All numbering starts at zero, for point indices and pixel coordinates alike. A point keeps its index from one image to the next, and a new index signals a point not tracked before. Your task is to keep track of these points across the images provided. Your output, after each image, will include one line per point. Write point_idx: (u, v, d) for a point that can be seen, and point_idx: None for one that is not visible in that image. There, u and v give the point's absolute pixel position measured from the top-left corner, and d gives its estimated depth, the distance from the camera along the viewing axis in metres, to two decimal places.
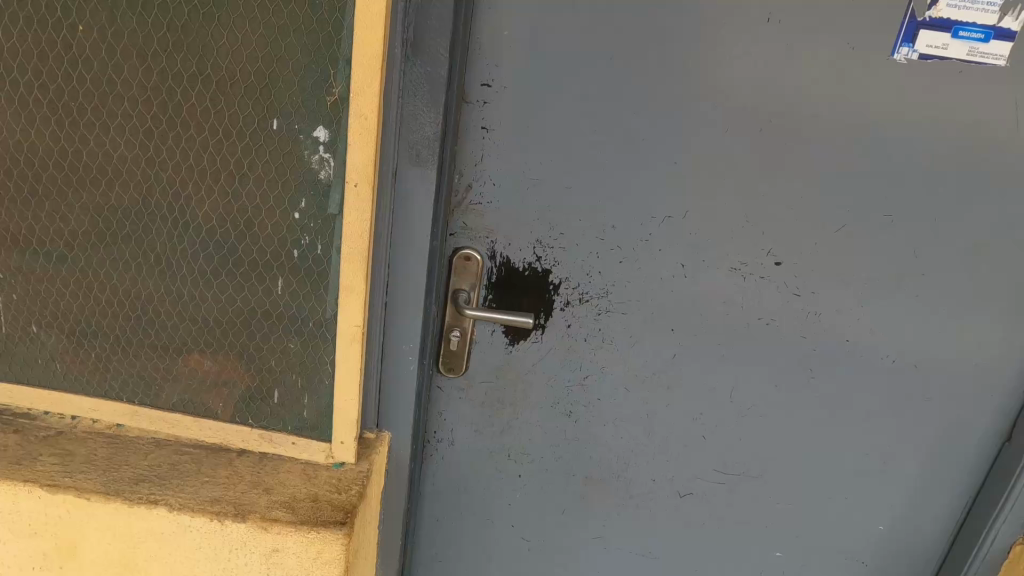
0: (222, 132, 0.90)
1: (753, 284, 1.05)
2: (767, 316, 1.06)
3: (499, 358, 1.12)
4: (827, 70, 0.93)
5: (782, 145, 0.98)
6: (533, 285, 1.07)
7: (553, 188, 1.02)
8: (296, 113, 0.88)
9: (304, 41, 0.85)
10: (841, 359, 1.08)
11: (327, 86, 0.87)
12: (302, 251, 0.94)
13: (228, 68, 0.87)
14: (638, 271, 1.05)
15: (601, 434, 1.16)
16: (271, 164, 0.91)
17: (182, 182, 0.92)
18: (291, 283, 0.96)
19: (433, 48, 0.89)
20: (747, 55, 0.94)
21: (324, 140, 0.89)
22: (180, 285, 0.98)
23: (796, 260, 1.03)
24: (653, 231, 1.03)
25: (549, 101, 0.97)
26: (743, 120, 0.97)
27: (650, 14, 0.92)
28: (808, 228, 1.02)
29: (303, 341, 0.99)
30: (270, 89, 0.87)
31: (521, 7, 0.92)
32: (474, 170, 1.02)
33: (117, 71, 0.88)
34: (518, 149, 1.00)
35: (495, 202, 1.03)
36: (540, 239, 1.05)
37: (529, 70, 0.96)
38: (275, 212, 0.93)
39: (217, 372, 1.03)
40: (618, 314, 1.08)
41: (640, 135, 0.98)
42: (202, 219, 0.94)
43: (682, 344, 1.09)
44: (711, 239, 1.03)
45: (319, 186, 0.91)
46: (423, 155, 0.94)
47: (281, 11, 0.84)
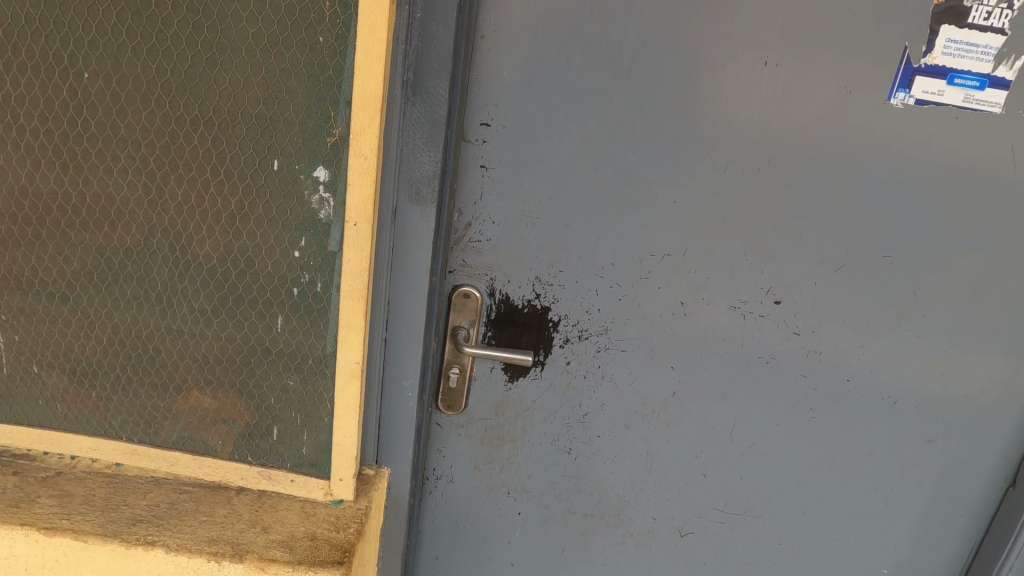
0: (223, 172, 0.90)
1: (753, 322, 1.05)
2: (767, 354, 1.06)
3: (499, 395, 1.11)
4: (823, 113, 0.95)
5: (780, 185, 0.99)
6: (532, 323, 1.07)
7: (553, 226, 1.02)
8: (297, 153, 0.89)
9: (305, 84, 0.86)
10: (842, 397, 1.08)
11: (328, 126, 0.88)
12: (302, 289, 0.94)
13: (231, 111, 0.88)
14: (637, 309, 1.05)
15: (601, 472, 1.15)
16: (272, 204, 0.91)
17: (183, 223, 0.93)
18: (290, 321, 0.96)
19: (432, 88, 0.90)
20: (745, 97, 0.95)
21: (325, 180, 0.89)
22: (180, 324, 0.98)
23: (796, 299, 1.04)
24: (653, 269, 1.03)
25: (548, 141, 0.98)
26: (742, 161, 0.98)
27: (649, 58, 0.93)
28: (808, 266, 1.02)
29: (302, 379, 0.99)
30: (271, 129, 0.88)
31: (520, 48, 0.94)
32: (473, 208, 1.02)
33: (122, 115, 0.89)
34: (517, 188, 1.01)
35: (494, 239, 1.04)
36: (539, 276, 1.05)
37: (528, 110, 0.97)
38: (275, 250, 0.93)
39: (216, 410, 1.02)
40: (617, 351, 1.08)
41: (639, 175, 0.99)
42: (204, 259, 0.94)
43: (682, 381, 1.09)
44: (710, 277, 1.03)
45: (319, 225, 0.91)
46: (423, 193, 0.94)
47: (283, 55, 0.85)
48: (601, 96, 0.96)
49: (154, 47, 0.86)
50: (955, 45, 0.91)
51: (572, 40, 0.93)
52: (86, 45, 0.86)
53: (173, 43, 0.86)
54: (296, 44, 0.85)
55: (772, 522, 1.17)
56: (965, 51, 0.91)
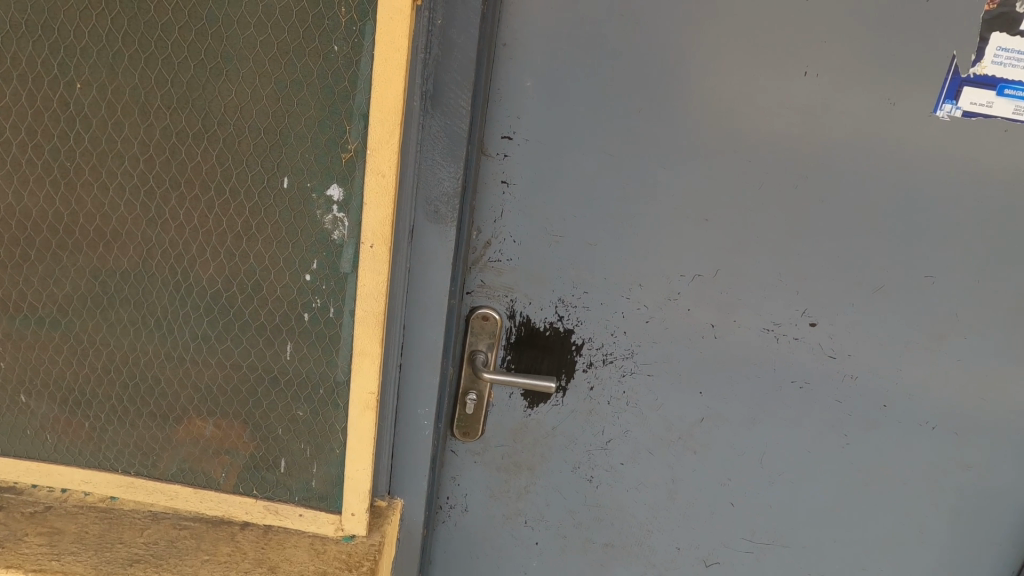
0: (228, 191, 0.84)
1: (786, 345, 1.00)
2: (800, 379, 1.01)
3: (517, 421, 1.06)
4: (864, 125, 0.90)
5: (817, 201, 0.94)
6: (554, 346, 1.02)
7: (577, 244, 0.97)
8: (308, 170, 0.83)
9: (319, 96, 0.80)
10: (877, 422, 1.02)
11: (342, 141, 0.82)
12: (313, 314, 0.88)
13: (237, 125, 0.81)
14: (665, 331, 1.00)
15: (623, 500, 1.10)
16: (281, 224, 0.84)
17: (185, 244, 0.86)
18: (300, 348, 0.89)
19: (452, 99, 0.85)
20: (782, 108, 0.90)
21: (338, 199, 0.83)
22: (180, 351, 0.91)
23: (832, 321, 0.98)
24: (682, 289, 0.98)
25: (573, 154, 0.93)
26: (778, 176, 0.93)
27: (682, 67, 0.89)
28: (845, 287, 0.97)
29: (312, 409, 0.92)
30: (281, 144, 0.82)
31: (544, 57, 0.89)
32: (493, 226, 0.97)
33: (117, 129, 0.82)
34: (539, 205, 0.95)
35: (515, 259, 0.98)
36: (562, 298, 0.99)
37: (552, 122, 0.92)
38: (285, 273, 0.86)
39: (218, 441, 0.95)
40: (643, 375, 1.02)
41: (669, 190, 0.94)
42: (207, 282, 0.87)
43: (709, 406, 1.03)
44: (741, 298, 0.98)
45: (331, 245, 0.85)
46: (442, 212, 0.89)
47: (294, 65, 0.79)
48: (630, 107, 0.90)
49: (152, 55, 0.79)
50: (1005, 53, 0.86)
51: (600, 48, 0.88)
52: (79, 53, 0.80)
53: (173, 51, 0.79)
54: (308, 53, 0.79)
55: (801, 552, 1.11)
56: (1017, 60, 0.86)
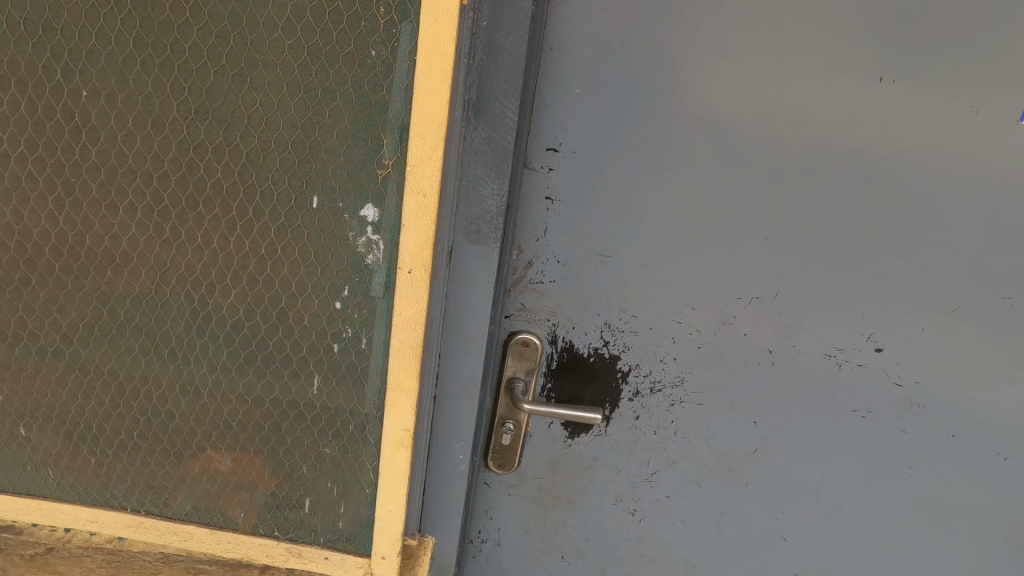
0: (252, 211, 0.75)
1: (848, 372, 0.92)
2: (862, 408, 0.94)
3: (556, 452, 0.99)
4: (943, 136, 0.83)
5: (888, 219, 0.86)
6: (598, 373, 0.95)
7: (625, 264, 0.90)
8: (340, 188, 0.75)
9: (353, 107, 0.72)
10: (944, 453, 0.95)
11: (378, 157, 0.74)
12: (343, 345, 0.80)
13: (261, 138, 0.73)
14: (719, 358, 0.93)
15: (667, 534, 1.03)
16: (310, 247, 0.77)
17: (203, 269, 0.78)
18: (328, 382, 0.82)
19: (498, 110, 0.78)
20: (853, 117, 0.83)
21: (373, 221, 0.76)
22: (197, 385, 0.83)
23: (900, 346, 0.91)
24: (738, 313, 0.91)
25: (623, 167, 0.86)
26: (846, 191, 0.86)
27: (744, 73, 0.82)
28: (915, 310, 0.89)
29: (340, 447, 0.85)
30: (310, 160, 0.74)
31: (595, 62, 0.82)
32: (535, 245, 0.90)
33: (128, 142, 0.74)
34: (586, 222, 0.88)
35: (558, 280, 0.91)
36: (607, 322, 0.92)
37: (602, 133, 0.85)
38: (313, 301, 0.78)
39: (237, 477, 0.88)
40: (693, 405, 0.95)
41: (726, 206, 0.87)
42: (227, 311, 0.79)
43: (764, 437, 0.96)
44: (802, 322, 0.91)
45: (365, 271, 0.77)
46: (484, 231, 0.82)
47: (326, 72, 0.71)
48: (687, 117, 0.83)
49: (167, 60, 0.71)
50: None
51: (657, 52, 0.81)
52: (85, 57, 0.71)
53: (191, 55, 0.71)
54: (342, 58, 0.71)
55: None
56: None
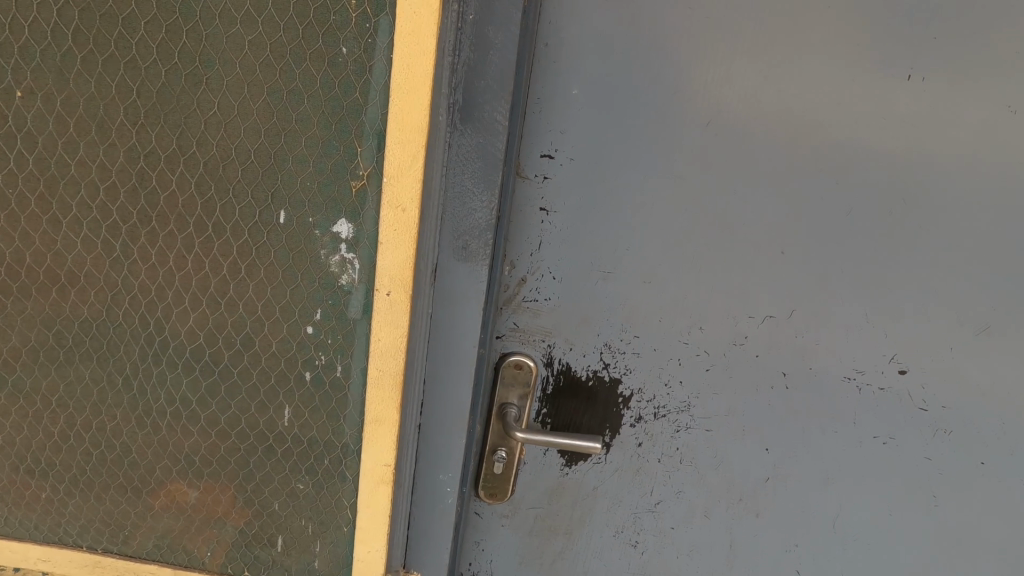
0: (211, 227, 0.67)
1: (870, 396, 0.85)
2: (884, 434, 0.86)
3: (552, 481, 0.91)
4: (975, 140, 0.75)
5: (915, 231, 0.79)
6: (597, 398, 0.87)
7: (628, 280, 0.82)
8: (310, 201, 0.67)
9: (322, 111, 0.64)
10: (973, 482, 0.88)
11: (352, 167, 0.66)
12: (316, 374, 0.72)
13: (220, 145, 0.65)
14: (729, 381, 0.85)
15: (672, 567, 0.95)
16: (277, 267, 0.69)
17: (159, 291, 0.70)
18: (300, 414, 0.74)
19: (487, 114, 0.70)
20: (879, 120, 0.75)
21: (347, 237, 0.68)
22: (155, 417, 0.75)
23: (926, 368, 0.83)
24: (750, 333, 0.83)
25: (625, 175, 0.78)
26: (870, 201, 0.78)
27: (759, 71, 0.74)
28: (943, 330, 0.82)
29: (315, 482, 0.77)
30: (275, 171, 0.66)
31: (594, 60, 0.74)
32: (529, 260, 0.82)
33: (71, 149, 0.65)
34: (585, 235, 0.81)
35: (554, 298, 0.83)
36: (608, 343, 0.85)
37: (601, 138, 0.77)
38: (282, 325, 0.70)
39: (204, 513, 0.79)
40: (700, 432, 0.88)
41: (739, 217, 0.79)
42: (187, 337, 0.71)
43: (778, 465, 0.89)
44: (821, 343, 0.83)
45: (339, 293, 0.69)
46: (472, 247, 0.74)
47: (292, 72, 0.63)
48: (695, 119, 0.76)
49: (113, 57, 0.63)
50: None
51: (664, 47, 0.74)
52: (19, 53, 0.63)
53: (139, 53, 0.63)
54: (309, 56, 0.63)
55: None
56: None
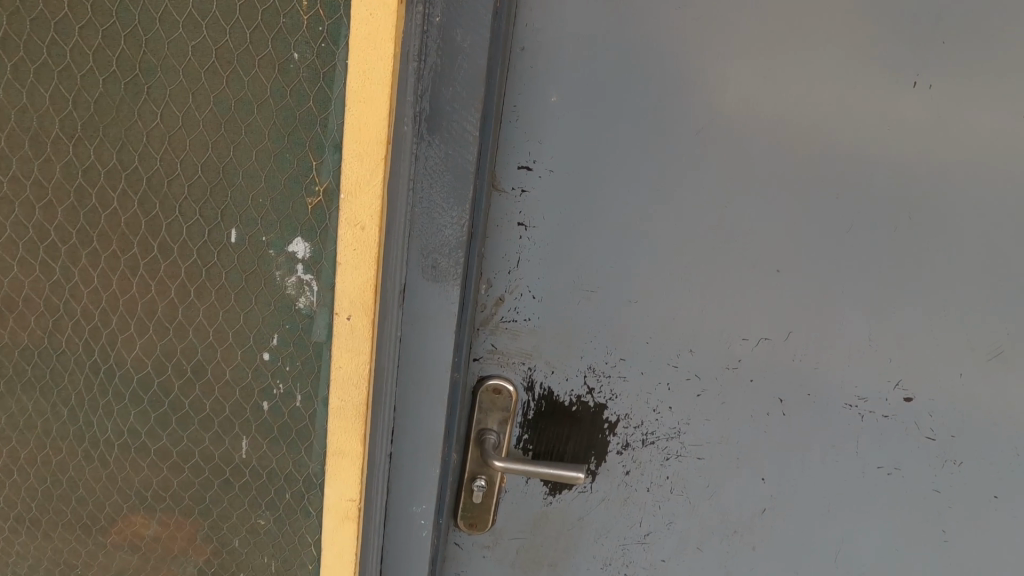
0: (157, 247, 0.62)
1: (873, 425, 0.79)
2: (889, 464, 0.81)
3: (535, 511, 0.86)
4: (988, 150, 0.70)
5: (921, 248, 0.73)
6: (581, 424, 0.82)
7: (613, 300, 0.77)
8: (262, 219, 0.62)
9: (274, 122, 0.59)
10: (984, 516, 0.82)
11: (307, 182, 0.61)
12: (274, 404, 0.67)
13: (164, 160, 0.60)
14: (722, 407, 0.80)
15: None
16: (230, 289, 0.63)
17: (102, 317, 0.65)
18: (258, 446, 0.69)
19: (456, 124, 0.65)
20: (881, 129, 0.70)
21: (304, 257, 0.63)
22: (103, 449, 0.70)
23: (933, 395, 0.78)
24: (744, 356, 0.78)
25: (608, 188, 0.73)
26: (872, 215, 0.73)
27: (751, 77, 0.69)
28: (952, 354, 0.76)
29: (276, 518, 0.72)
30: (224, 187, 0.61)
31: (573, 66, 0.69)
32: (507, 279, 0.77)
33: (5, 165, 0.61)
34: (566, 252, 0.76)
35: (534, 318, 0.78)
36: (592, 366, 0.80)
37: (582, 148, 0.72)
38: (236, 352, 0.65)
39: (159, 551, 0.74)
40: (692, 460, 0.82)
41: (731, 233, 0.74)
42: (134, 365, 0.66)
43: (775, 496, 0.83)
44: (821, 367, 0.78)
45: (297, 317, 0.64)
46: (443, 266, 0.69)
47: (240, 80, 0.58)
48: (683, 128, 0.71)
49: (46, 66, 0.58)
50: None
51: (651, 50, 0.68)
52: None
53: (74, 60, 0.58)
54: (259, 63, 0.58)
55: None
56: None
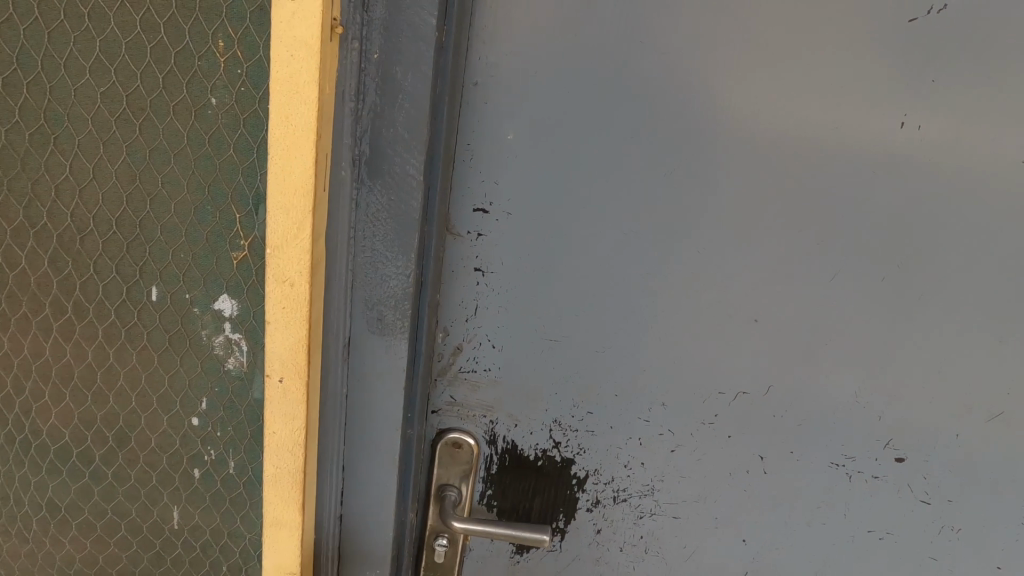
0: (71, 307, 0.58)
1: (861, 486, 0.74)
2: (879, 528, 0.76)
3: (501, 571, 0.80)
4: (982, 197, 0.65)
5: (911, 299, 0.68)
6: (547, 479, 0.77)
7: (580, 351, 0.72)
8: (184, 276, 0.57)
9: (192, 172, 0.54)
10: None
11: (231, 235, 0.55)
12: (206, 470, 0.62)
13: (75, 215, 0.55)
14: (698, 464, 0.75)
15: None
16: (152, 351, 0.59)
17: (17, 382, 0.60)
18: (190, 515, 0.64)
19: (397, 168, 0.60)
20: (866, 172, 0.65)
21: (231, 316, 0.58)
22: (24, 519, 0.65)
23: (926, 457, 0.73)
24: (721, 412, 0.73)
25: (571, 233, 0.68)
26: (857, 263, 0.67)
27: (723, 115, 0.64)
28: (946, 413, 0.71)
29: None
30: (142, 243, 0.56)
31: (529, 103, 0.64)
32: (464, 327, 0.72)
33: None
34: (527, 300, 0.70)
35: (495, 369, 0.73)
36: (557, 419, 0.74)
37: (541, 190, 0.67)
38: (161, 416, 0.60)
39: None
40: (667, 519, 0.77)
41: (704, 281, 0.69)
42: (54, 431, 0.61)
43: (757, 557, 0.78)
44: (804, 425, 0.72)
45: (225, 379, 0.59)
46: (388, 319, 0.64)
47: (154, 127, 0.53)
48: (651, 170, 0.65)
49: None
50: None
51: (614, 87, 0.63)
52: None
53: None
54: (173, 109, 0.53)
55: None
56: None
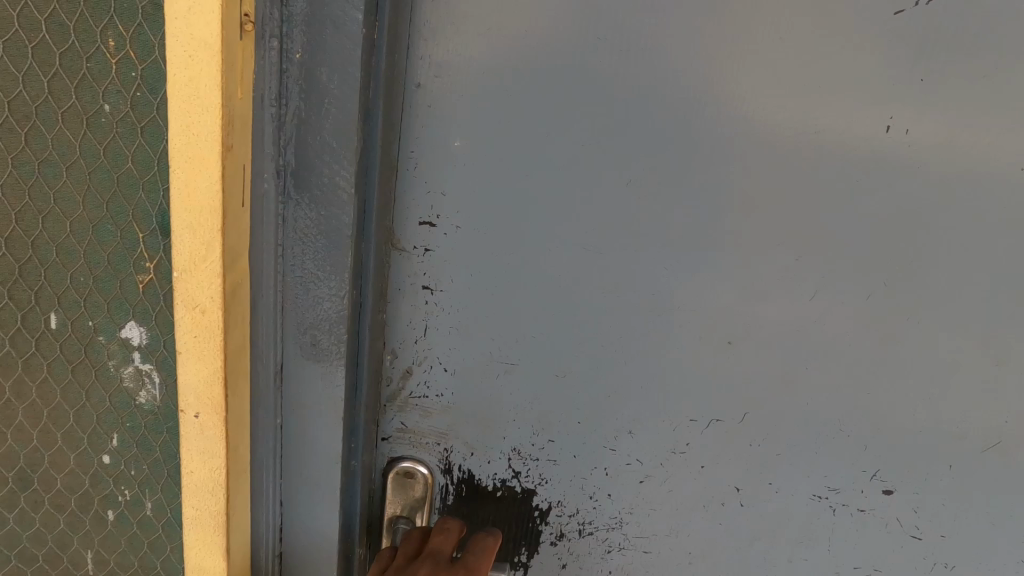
0: None
1: (846, 519, 0.69)
2: (867, 565, 0.70)
3: None
4: (979, 210, 0.58)
5: (900, 321, 0.62)
6: (507, 511, 0.72)
7: (539, 377, 0.66)
8: (86, 301, 0.51)
9: (88, 187, 0.49)
10: None
11: (135, 257, 0.50)
12: (120, 512, 0.58)
13: None
14: (669, 496, 0.69)
15: None
16: (54, 382, 0.54)
17: None
18: (105, 555, 0.60)
19: (327, 180, 0.54)
20: (850, 182, 0.58)
21: (140, 345, 0.52)
22: None
23: (918, 490, 0.67)
24: (694, 441, 0.67)
25: (526, 249, 0.62)
26: (840, 282, 0.61)
27: (692, 120, 0.57)
28: (938, 443, 0.65)
29: None
30: (36, 265, 0.51)
31: (477, 106, 0.58)
32: (413, 349, 0.66)
33: None
34: (480, 321, 0.64)
35: (448, 394, 0.67)
36: (517, 447, 0.69)
37: (492, 203, 0.61)
38: (69, 452, 0.56)
39: None
40: (637, 553, 0.72)
41: (673, 302, 0.62)
42: None
43: None
44: (784, 455, 0.67)
45: (136, 414, 0.54)
46: (323, 344, 0.59)
47: (42, 137, 0.48)
48: (612, 181, 0.59)
49: None
50: None
51: (569, 88, 0.57)
52: None
53: None
54: (62, 117, 0.47)
55: None
56: None
